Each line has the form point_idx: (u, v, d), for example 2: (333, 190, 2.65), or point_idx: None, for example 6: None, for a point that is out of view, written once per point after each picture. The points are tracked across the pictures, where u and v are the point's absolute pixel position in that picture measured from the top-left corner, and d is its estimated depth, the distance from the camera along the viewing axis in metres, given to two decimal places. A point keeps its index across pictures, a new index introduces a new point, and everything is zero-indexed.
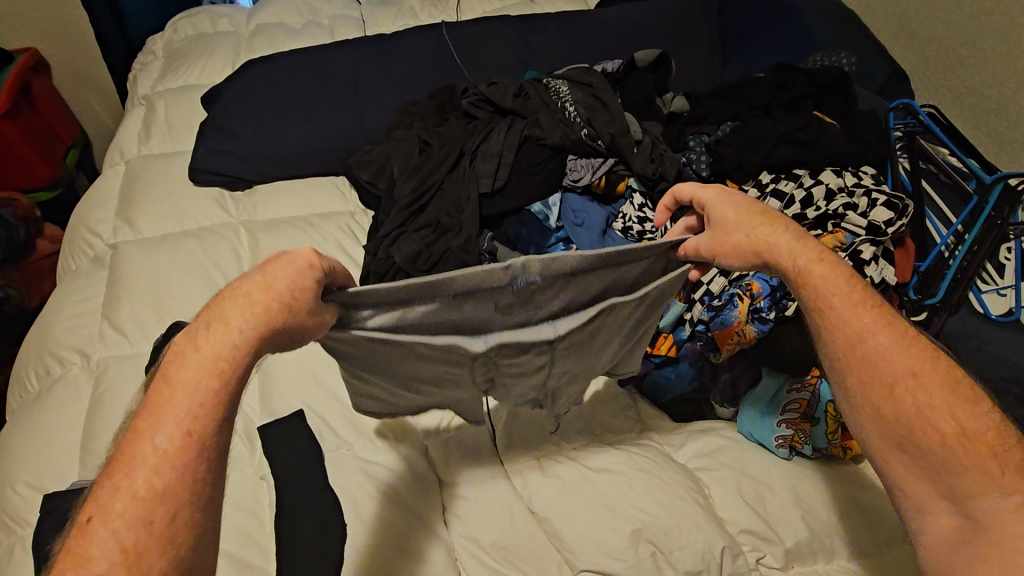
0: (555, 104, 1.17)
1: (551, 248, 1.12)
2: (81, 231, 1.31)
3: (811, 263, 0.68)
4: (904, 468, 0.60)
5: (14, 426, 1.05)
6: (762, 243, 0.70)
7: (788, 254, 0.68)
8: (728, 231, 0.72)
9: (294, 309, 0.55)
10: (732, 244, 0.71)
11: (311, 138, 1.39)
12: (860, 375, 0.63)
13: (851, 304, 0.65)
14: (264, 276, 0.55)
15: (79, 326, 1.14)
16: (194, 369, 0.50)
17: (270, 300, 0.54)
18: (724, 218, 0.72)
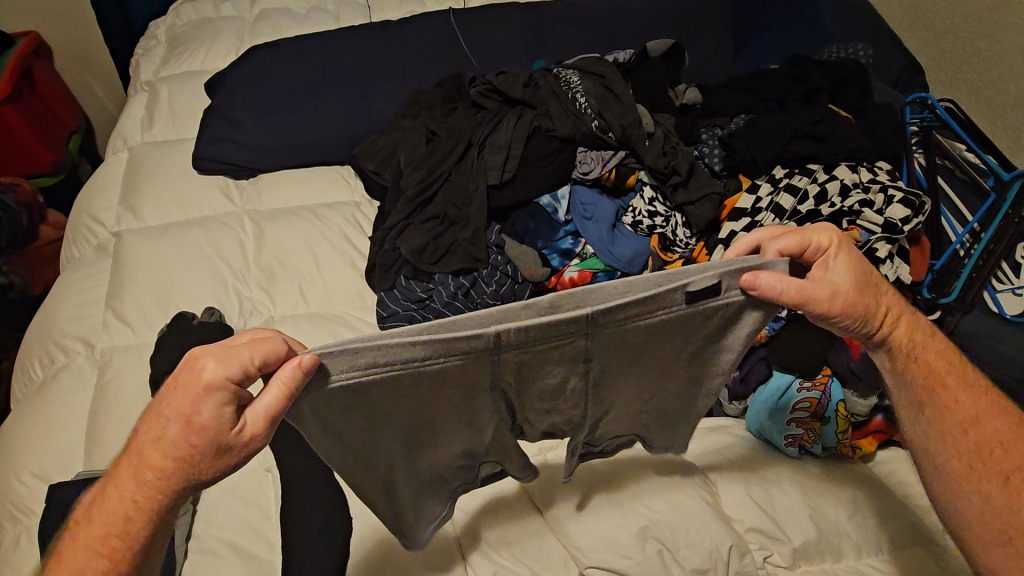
0: (566, 95, 1.14)
1: (559, 242, 1.10)
2: (84, 219, 1.30)
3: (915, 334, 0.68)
4: (969, 501, 0.64)
5: (17, 416, 1.04)
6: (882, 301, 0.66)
7: (898, 318, 0.67)
8: (857, 287, 0.64)
9: (195, 459, 0.50)
10: (859, 301, 0.64)
11: (317, 127, 1.37)
12: (951, 437, 0.66)
13: (946, 374, 0.68)
14: (161, 426, 0.50)
15: (82, 316, 1.13)
16: (102, 525, 0.52)
17: (167, 460, 0.50)
18: (855, 274, 0.64)
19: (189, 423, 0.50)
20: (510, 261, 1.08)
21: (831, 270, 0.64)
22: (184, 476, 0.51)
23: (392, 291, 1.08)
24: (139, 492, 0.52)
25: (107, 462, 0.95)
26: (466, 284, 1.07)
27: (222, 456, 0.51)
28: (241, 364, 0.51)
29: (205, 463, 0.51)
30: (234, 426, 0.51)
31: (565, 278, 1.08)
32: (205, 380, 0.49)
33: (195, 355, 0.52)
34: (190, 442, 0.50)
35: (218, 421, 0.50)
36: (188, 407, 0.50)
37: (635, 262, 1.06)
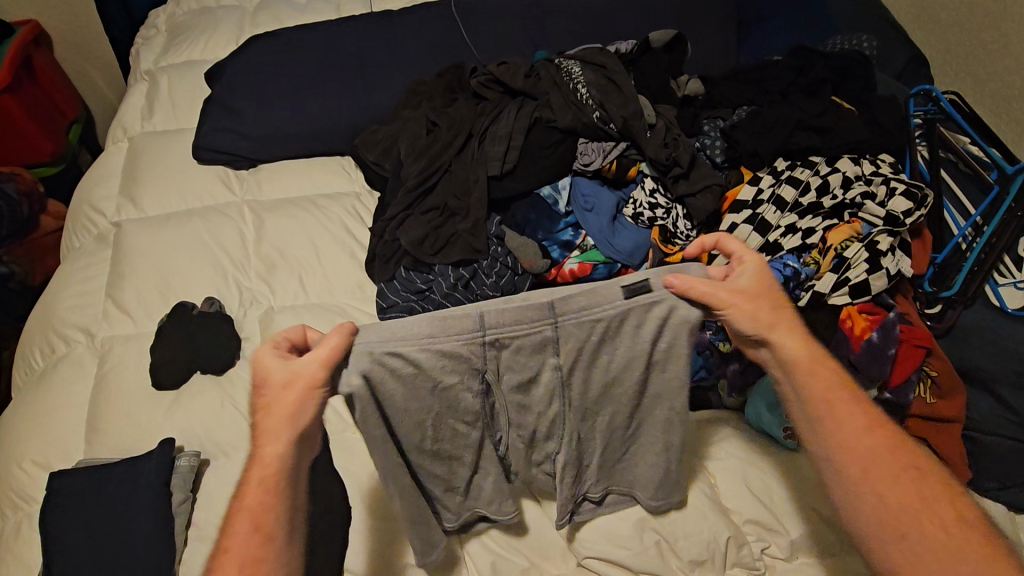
0: (567, 85, 1.13)
1: (560, 233, 1.09)
2: (84, 208, 1.30)
3: (808, 355, 0.67)
4: (862, 508, 0.64)
5: (18, 404, 1.04)
6: (780, 321, 0.67)
7: (792, 338, 0.67)
8: (754, 298, 0.66)
9: (279, 404, 0.61)
10: (759, 309, 0.66)
11: (316, 117, 1.37)
12: (843, 447, 0.66)
13: (840, 392, 0.67)
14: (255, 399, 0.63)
15: (82, 305, 1.13)
16: (246, 487, 0.62)
17: (266, 416, 0.62)
18: (760, 286, 0.67)
19: (264, 384, 0.62)
20: (510, 252, 1.08)
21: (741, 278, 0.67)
22: (281, 420, 0.61)
23: (392, 282, 1.09)
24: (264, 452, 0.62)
25: (108, 451, 0.96)
26: (465, 275, 1.07)
27: (294, 391, 0.61)
28: (285, 334, 0.65)
29: (289, 403, 0.61)
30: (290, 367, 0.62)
31: (566, 270, 1.08)
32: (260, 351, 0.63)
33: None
34: (275, 396, 0.62)
35: (283, 372, 0.62)
36: (258, 374, 0.63)
37: (636, 254, 1.05)
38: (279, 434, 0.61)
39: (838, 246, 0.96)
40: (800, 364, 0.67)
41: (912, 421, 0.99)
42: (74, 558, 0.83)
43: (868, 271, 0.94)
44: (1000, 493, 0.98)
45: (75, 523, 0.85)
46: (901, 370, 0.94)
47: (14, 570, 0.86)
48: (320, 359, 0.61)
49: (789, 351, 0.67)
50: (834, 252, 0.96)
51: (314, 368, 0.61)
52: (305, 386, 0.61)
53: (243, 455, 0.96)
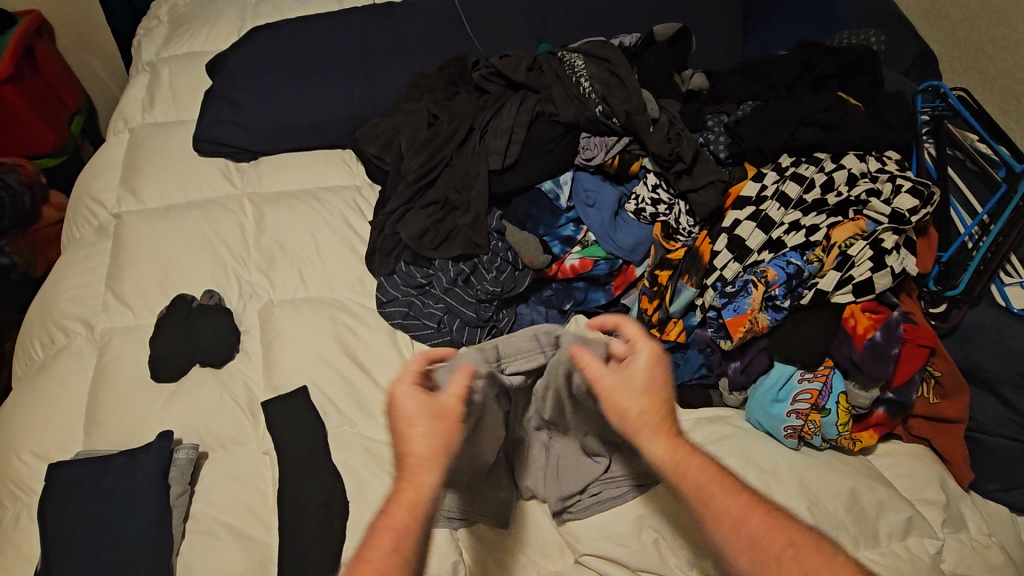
0: (570, 78, 1.12)
1: (561, 228, 1.08)
2: (85, 199, 1.30)
3: (675, 455, 0.63)
4: None
5: (18, 395, 1.04)
6: (648, 419, 0.64)
7: (656, 438, 0.64)
8: (629, 390, 0.65)
9: (426, 434, 0.63)
10: (631, 399, 0.65)
11: (317, 109, 1.36)
12: (737, 554, 0.59)
13: (718, 485, 0.62)
14: (398, 435, 0.63)
15: (82, 297, 1.13)
16: (392, 514, 0.60)
17: (413, 449, 0.62)
18: (635, 379, 0.66)
19: (414, 417, 0.64)
20: (510, 247, 1.07)
21: (623, 369, 0.66)
22: (430, 452, 0.62)
23: (392, 276, 1.10)
24: (409, 486, 0.61)
25: (106, 443, 0.96)
26: (466, 270, 1.08)
27: (444, 421, 0.64)
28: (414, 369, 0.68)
29: (438, 435, 0.63)
30: (436, 398, 0.65)
31: (566, 266, 1.07)
32: (401, 386, 0.65)
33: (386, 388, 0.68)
34: (420, 427, 0.63)
35: (425, 400, 0.65)
36: (404, 407, 0.64)
37: (638, 249, 1.05)
38: (426, 466, 0.62)
39: (841, 244, 0.95)
40: (666, 465, 0.63)
41: (914, 420, 0.99)
42: (73, 549, 0.83)
43: (872, 269, 0.93)
44: (1001, 494, 0.98)
45: (74, 513, 0.85)
46: (905, 370, 0.93)
47: (13, 560, 0.86)
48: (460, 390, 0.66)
49: (651, 449, 0.64)
50: (838, 250, 0.95)
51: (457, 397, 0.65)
52: (454, 416, 0.65)
53: (242, 448, 0.96)
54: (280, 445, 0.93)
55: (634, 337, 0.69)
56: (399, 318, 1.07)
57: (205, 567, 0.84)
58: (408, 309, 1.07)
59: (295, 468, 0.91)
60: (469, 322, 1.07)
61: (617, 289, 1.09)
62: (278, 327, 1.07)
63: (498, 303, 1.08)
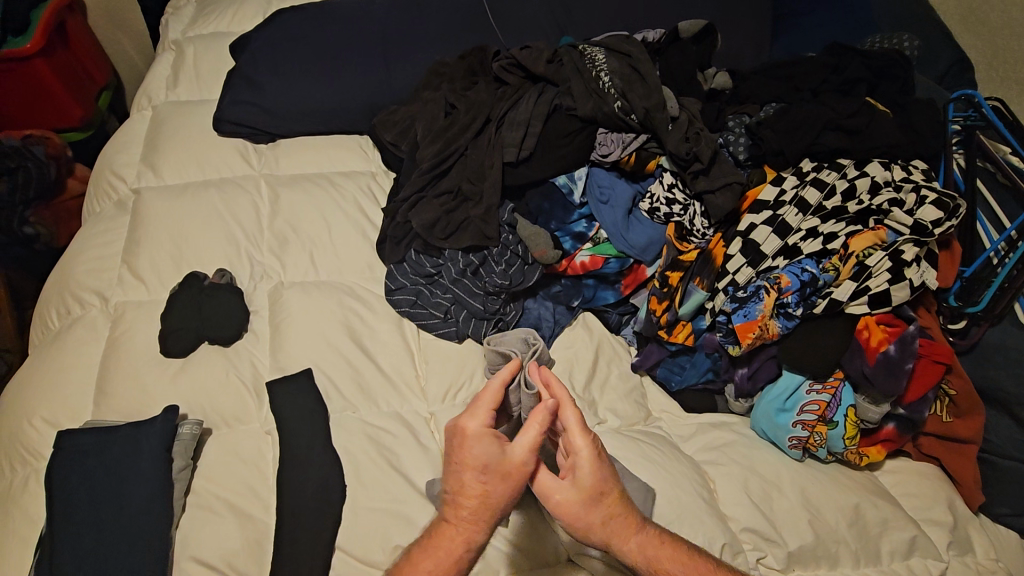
0: (589, 72, 1.10)
1: (573, 224, 1.07)
2: (106, 173, 1.32)
3: (647, 549, 0.71)
4: None
5: (34, 361, 1.07)
6: (613, 528, 0.70)
7: (624, 539, 0.70)
8: (591, 509, 0.69)
9: (487, 485, 0.68)
10: (593, 511, 0.69)
11: (336, 94, 1.36)
12: None
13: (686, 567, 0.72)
14: (460, 478, 0.68)
15: (99, 270, 1.15)
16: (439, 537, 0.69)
17: (474, 498, 0.68)
18: (592, 490, 0.69)
19: (480, 467, 0.67)
20: (520, 241, 1.07)
21: (575, 479, 0.69)
22: (486, 503, 0.68)
23: (403, 265, 1.11)
24: (461, 529, 0.69)
25: (115, 414, 0.98)
26: (475, 261, 1.08)
27: (511, 475, 0.68)
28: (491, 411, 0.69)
29: (502, 485, 0.67)
30: (506, 454, 0.68)
31: (576, 262, 1.06)
32: (474, 431, 0.68)
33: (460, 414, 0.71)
34: (479, 477, 0.67)
35: (490, 454, 0.67)
36: (473, 455, 0.67)
37: (649, 249, 1.04)
38: (481, 517, 0.68)
39: (859, 254, 0.93)
40: (640, 561, 0.71)
41: (925, 438, 0.97)
42: (77, 515, 0.85)
43: (890, 281, 0.90)
44: (1012, 520, 0.95)
45: (80, 481, 0.87)
46: (919, 386, 0.91)
47: (19, 522, 0.88)
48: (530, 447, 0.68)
49: (625, 550, 0.70)
50: (855, 260, 0.93)
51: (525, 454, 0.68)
52: (519, 476, 0.68)
53: (245, 427, 0.97)
54: (283, 426, 0.94)
55: (571, 429, 0.70)
56: (406, 306, 1.08)
57: (204, 540, 0.86)
58: (417, 297, 1.08)
59: (295, 450, 0.92)
60: (476, 313, 1.06)
61: (626, 288, 1.08)
62: (287, 309, 1.08)
63: (506, 296, 1.08)
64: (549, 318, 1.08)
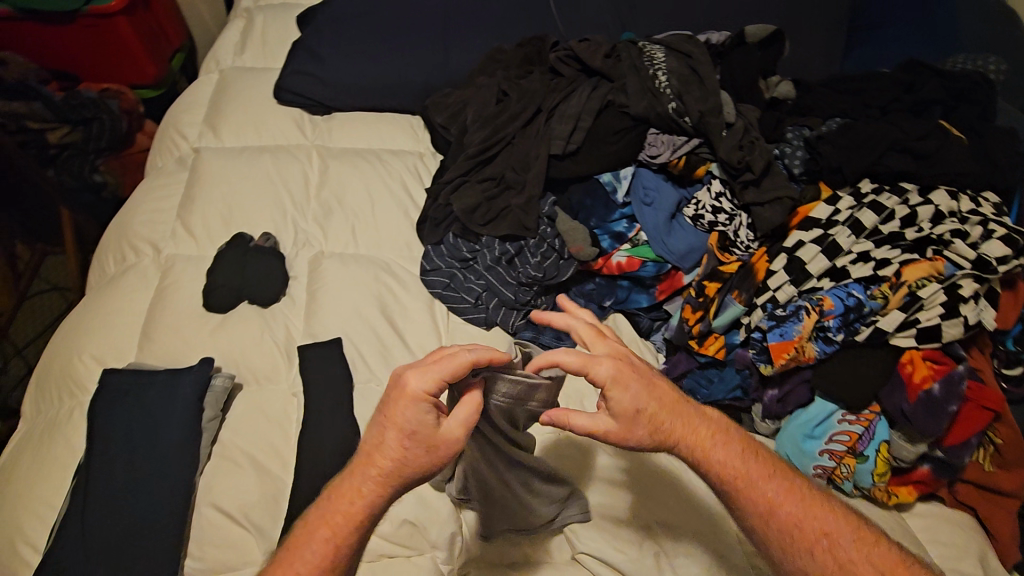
0: (646, 70, 1.08)
1: (613, 223, 1.06)
2: (171, 131, 1.38)
3: (705, 449, 0.72)
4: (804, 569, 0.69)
5: (90, 300, 1.14)
6: (667, 430, 0.70)
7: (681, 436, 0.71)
8: (632, 426, 0.69)
9: (406, 451, 0.66)
10: (636, 426, 0.69)
11: (393, 73, 1.38)
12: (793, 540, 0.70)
13: (732, 460, 0.72)
14: (383, 433, 0.67)
15: (155, 221, 1.21)
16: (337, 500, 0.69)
17: (389, 458, 0.67)
18: (627, 410, 0.68)
19: (406, 429, 0.66)
20: (558, 234, 1.06)
21: (609, 407, 0.69)
22: (398, 469, 0.67)
23: (439, 246, 1.11)
24: (367, 489, 0.68)
25: (154, 359, 1.03)
26: (511, 251, 1.08)
27: (435, 448, 0.66)
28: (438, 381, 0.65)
29: (417, 454, 0.66)
30: (436, 428, 0.66)
31: (613, 262, 1.04)
32: (413, 390, 0.65)
33: (406, 369, 0.68)
34: (399, 441, 0.66)
35: (419, 418, 0.65)
36: (403, 414, 0.65)
37: (688, 257, 1.01)
38: (386, 481, 0.67)
39: (912, 284, 0.87)
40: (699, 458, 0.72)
41: (962, 485, 0.92)
42: (112, 450, 0.90)
43: (942, 315, 0.85)
44: None
45: (118, 417, 0.92)
46: (961, 429, 0.86)
47: (60, 448, 0.94)
48: (462, 425, 0.67)
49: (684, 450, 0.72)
50: (907, 289, 0.87)
51: (455, 430, 0.67)
52: (441, 452, 0.66)
53: (273, 386, 1.00)
54: (309, 389, 0.97)
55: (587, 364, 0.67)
56: (438, 288, 1.09)
57: (226, 488, 0.90)
58: (449, 280, 1.09)
59: (318, 414, 0.94)
60: (507, 302, 1.07)
61: (661, 294, 1.06)
62: (324, 278, 1.11)
63: (539, 289, 1.08)
64: None
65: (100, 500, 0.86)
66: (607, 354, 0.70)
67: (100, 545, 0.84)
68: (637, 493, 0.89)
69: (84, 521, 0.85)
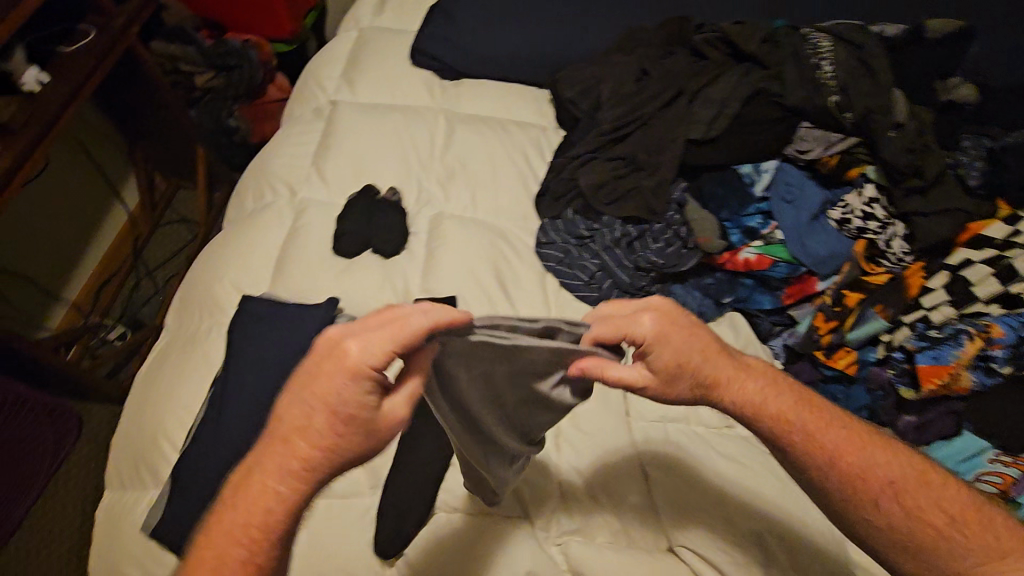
0: (808, 59, 1.02)
1: (746, 218, 1.01)
2: (311, 82, 1.46)
3: (756, 399, 0.74)
4: (870, 516, 0.70)
5: (230, 231, 1.23)
6: (718, 381, 0.73)
7: (729, 388, 0.73)
8: (676, 380, 0.70)
9: (338, 434, 0.57)
10: (678, 379, 0.70)
11: (527, 44, 1.38)
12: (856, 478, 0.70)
13: (783, 408, 0.74)
14: (307, 413, 0.57)
15: (293, 166, 1.29)
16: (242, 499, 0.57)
17: (312, 446, 0.57)
18: (670, 365, 0.69)
19: (335, 407, 0.57)
20: (685, 223, 1.03)
21: (649, 363, 0.69)
22: (325, 459, 0.57)
23: (556, 221, 1.09)
24: (276, 488, 0.57)
25: (285, 292, 1.10)
26: (632, 234, 1.06)
27: (374, 431, 0.58)
28: (383, 354, 0.56)
29: (344, 438, 0.57)
30: (378, 410, 0.58)
31: (740, 258, 1.00)
32: (355, 362, 0.56)
33: (342, 339, 0.58)
34: (321, 424, 0.57)
35: (356, 392, 0.57)
36: (338, 389, 0.56)
37: (828, 262, 0.95)
38: (306, 475, 0.57)
39: None
40: (743, 411, 0.74)
41: None
42: (241, 372, 0.96)
43: None
44: None
45: (252, 340, 0.99)
46: None
47: (198, 360, 1.04)
48: (406, 400, 0.60)
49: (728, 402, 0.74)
50: None
51: (400, 406, 0.59)
52: (384, 437, 0.59)
53: None
54: None
55: (631, 321, 0.68)
56: (552, 262, 1.07)
57: None
58: (564, 255, 1.06)
59: None
60: (620, 285, 1.04)
61: (788, 298, 0.99)
62: (443, 237, 1.14)
63: (655, 276, 1.04)
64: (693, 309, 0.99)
65: (230, 415, 0.93)
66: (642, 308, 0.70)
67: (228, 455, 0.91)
68: (731, 489, 0.88)
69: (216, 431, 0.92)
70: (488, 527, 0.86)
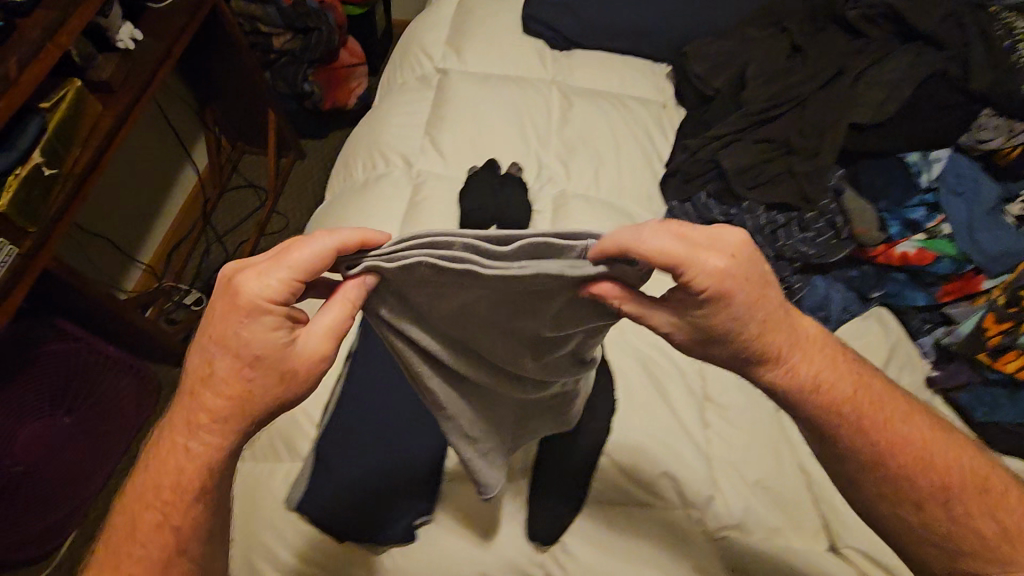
0: (1000, 42, 0.97)
1: (908, 210, 0.99)
2: (414, 47, 1.39)
3: (816, 375, 0.62)
4: (913, 520, 0.65)
5: (343, 202, 1.19)
6: (783, 356, 0.60)
7: (796, 363, 0.61)
8: (719, 342, 0.57)
9: (253, 382, 0.55)
10: (717, 340, 0.57)
11: (653, 17, 1.31)
12: (904, 478, 0.64)
13: (838, 384, 0.63)
14: (209, 359, 0.55)
15: (406, 136, 1.24)
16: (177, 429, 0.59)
17: (224, 397, 0.56)
18: (715, 327, 0.55)
19: (237, 355, 0.54)
20: (841, 213, 1.00)
21: (685, 317, 0.56)
22: (240, 408, 0.56)
23: (687, 204, 1.09)
24: (195, 433, 0.58)
25: None
26: (779, 222, 1.03)
27: (287, 377, 0.55)
28: (283, 288, 0.52)
29: (257, 386, 0.55)
30: (289, 348, 0.55)
31: (897, 252, 0.97)
32: (251, 298, 0.52)
33: (235, 275, 0.54)
34: (225, 370, 0.55)
35: (263, 337, 0.53)
36: (236, 334, 0.53)
37: (1001, 260, 0.92)
38: (220, 423, 0.57)
39: None
40: (794, 390, 0.62)
41: None
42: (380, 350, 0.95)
43: None
44: None
45: None
46: None
47: None
48: (323, 336, 0.56)
49: (787, 381, 0.61)
50: None
51: (315, 344, 0.56)
52: (299, 376, 0.56)
53: None
54: None
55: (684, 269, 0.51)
56: None
57: None
58: None
59: None
60: None
61: (945, 295, 0.96)
62: (570, 218, 1.10)
63: (797, 266, 1.01)
64: (839, 302, 0.97)
65: (372, 389, 0.92)
66: (709, 245, 0.52)
67: (373, 432, 0.90)
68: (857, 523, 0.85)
69: (361, 409, 0.91)
70: (644, 517, 0.84)
